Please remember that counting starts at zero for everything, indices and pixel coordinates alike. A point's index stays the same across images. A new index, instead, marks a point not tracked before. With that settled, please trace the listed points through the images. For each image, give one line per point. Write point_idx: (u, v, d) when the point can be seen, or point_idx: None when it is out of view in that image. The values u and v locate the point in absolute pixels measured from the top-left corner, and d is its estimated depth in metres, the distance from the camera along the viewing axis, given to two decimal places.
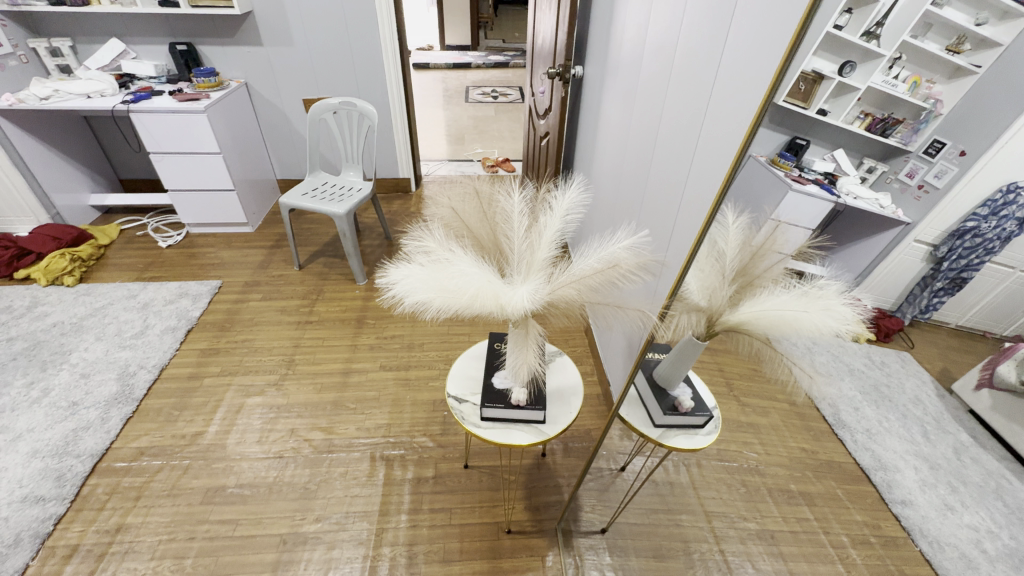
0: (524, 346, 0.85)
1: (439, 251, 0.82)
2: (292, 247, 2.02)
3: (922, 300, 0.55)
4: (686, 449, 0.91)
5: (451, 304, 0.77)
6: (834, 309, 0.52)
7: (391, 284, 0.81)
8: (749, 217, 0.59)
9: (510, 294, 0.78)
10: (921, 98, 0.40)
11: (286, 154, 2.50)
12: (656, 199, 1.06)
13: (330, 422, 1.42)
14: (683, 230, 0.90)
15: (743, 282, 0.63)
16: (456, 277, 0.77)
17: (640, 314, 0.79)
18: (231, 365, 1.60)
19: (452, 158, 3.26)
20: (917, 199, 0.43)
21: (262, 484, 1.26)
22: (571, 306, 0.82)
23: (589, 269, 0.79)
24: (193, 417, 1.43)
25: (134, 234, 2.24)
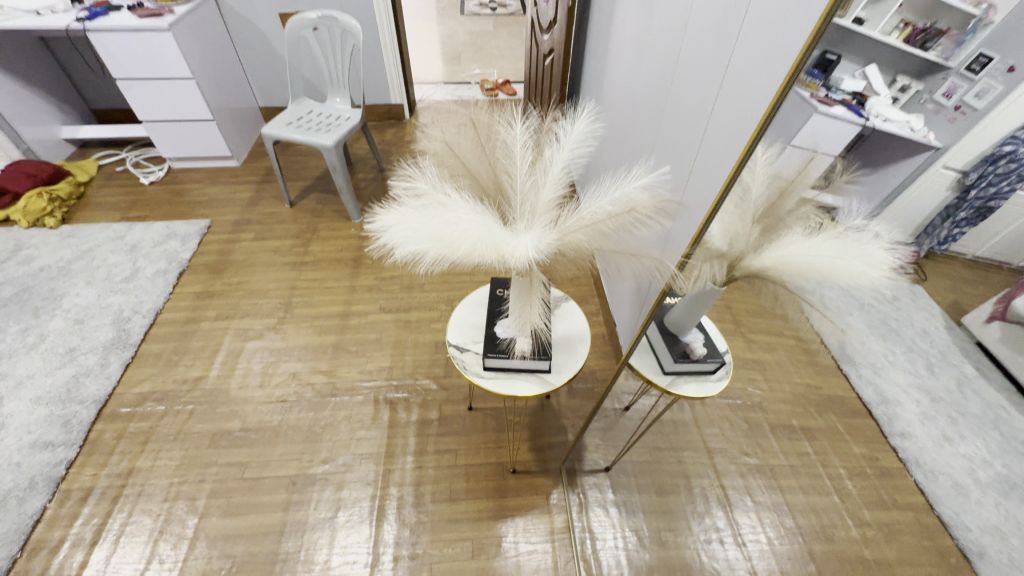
0: (529, 300, 0.79)
1: (431, 193, 0.73)
2: (281, 183, 1.90)
3: (941, 231, 0.44)
4: (694, 396, 0.91)
5: (446, 257, 0.69)
6: (871, 253, 0.46)
7: (379, 233, 0.73)
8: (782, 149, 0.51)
9: (511, 244, 0.70)
10: (973, 2, 0.29)
11: (267, 78, 2.29)
12: (677, 128, 0.94)
13: (332, 365, 1.41)
14: (708, 164, 0.80)
15: (768, 223, 0.55)
16: (451, 226, 0.68)
17: (656, 264, 0.71)
18: (228, 309, 1.56)
19: (448, 79, 3.01)
20: (952, 121, 0.34)
21: (268, 427, 1.27)
22: (580, 253, 0.74)
23: (600, 212, 0.71)
24: (194, 362, 1.41)
25: (114, 170, 2.12)
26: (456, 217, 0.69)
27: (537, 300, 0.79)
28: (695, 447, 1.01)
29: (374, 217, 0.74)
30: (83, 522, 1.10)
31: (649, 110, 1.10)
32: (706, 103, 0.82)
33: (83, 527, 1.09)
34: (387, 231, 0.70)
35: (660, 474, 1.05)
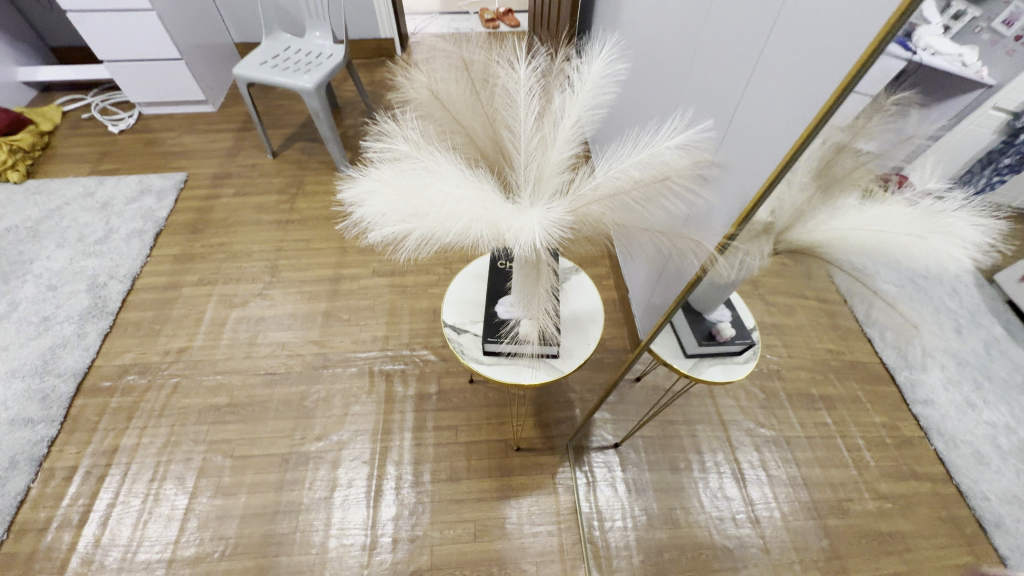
0: (536, 288, 0.67)
1: (414, 159, 0.59)
2: (261, 131, 1.73)
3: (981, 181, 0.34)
4: (718, 382, 0.83)
5: (434, 242, 0.57)
6: (958, 232, 0.36)
7: (352, 207, 0.60)
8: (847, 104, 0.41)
9: (513, 224, 0.58)
10: None
11: (241, 9, 2.05)
12: (717, 65, 0.77)
13: (323, 334, 1.31)
14: (757, 112, 0.65)
15: (821, 183, 0.45)
16: (440, 204, 0.56)
17: (692, 245, 0.58)
18: (211, 273, 1.45)
19: (444, 9, 2.71)
20: (1011, 54, 0.29)
21: (257, 403, 1.20)
22: (596, 232, 0.62)
23: (624, 180, 0.57)
24: (176, 332, 1.32)
25: (80, 117, 1.94)
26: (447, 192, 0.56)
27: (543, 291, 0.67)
28: (709, 420, 0.95)
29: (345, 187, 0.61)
30: (69, 503, 1.06)
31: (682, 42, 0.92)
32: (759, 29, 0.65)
33: (69, 507, 1.05)
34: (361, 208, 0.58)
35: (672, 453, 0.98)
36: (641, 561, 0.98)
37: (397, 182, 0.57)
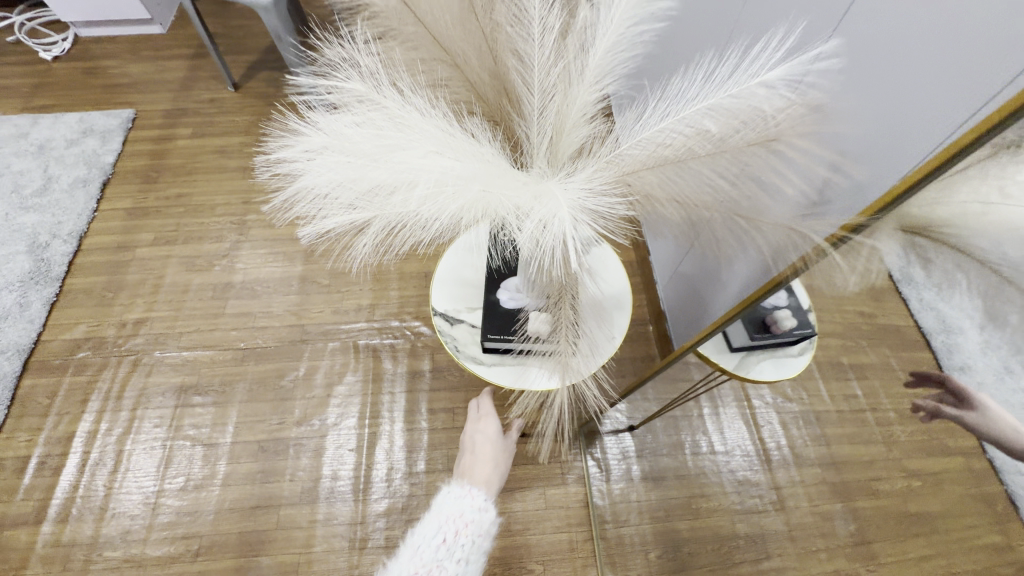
0: (564, 295, 0.51)
1: (366, 106, 0.40)
2: (216, 56, 1.46)
3: None
4: (769, 382, 0.64)
5: (408, 236, 0.40)
6: None
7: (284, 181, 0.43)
8: None
9: (527, 211, 0.40)
10: None
11: None
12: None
13: (300, 303, 1.15)
14: (885, 16, 0.44)
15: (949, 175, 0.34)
16: (414, 183, 0.38)
17: (790, 234, 0.47)
18: (168, 231, 1.26)
19: None
20: None
21: (228, 383, 1.06)
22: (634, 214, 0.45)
23: (694, 137, 0.39)
24: (132, 301, 1.16)
25: (6, 41, 1.65)
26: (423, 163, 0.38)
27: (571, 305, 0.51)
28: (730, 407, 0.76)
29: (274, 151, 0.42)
30: (23, 497, 0.95)
31: None
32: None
33: (24, 502, 0.95)
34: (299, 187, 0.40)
35: (687, 443, 0.85)
36: (658, 559, 0.89)
37: (348, 146, 0.38)
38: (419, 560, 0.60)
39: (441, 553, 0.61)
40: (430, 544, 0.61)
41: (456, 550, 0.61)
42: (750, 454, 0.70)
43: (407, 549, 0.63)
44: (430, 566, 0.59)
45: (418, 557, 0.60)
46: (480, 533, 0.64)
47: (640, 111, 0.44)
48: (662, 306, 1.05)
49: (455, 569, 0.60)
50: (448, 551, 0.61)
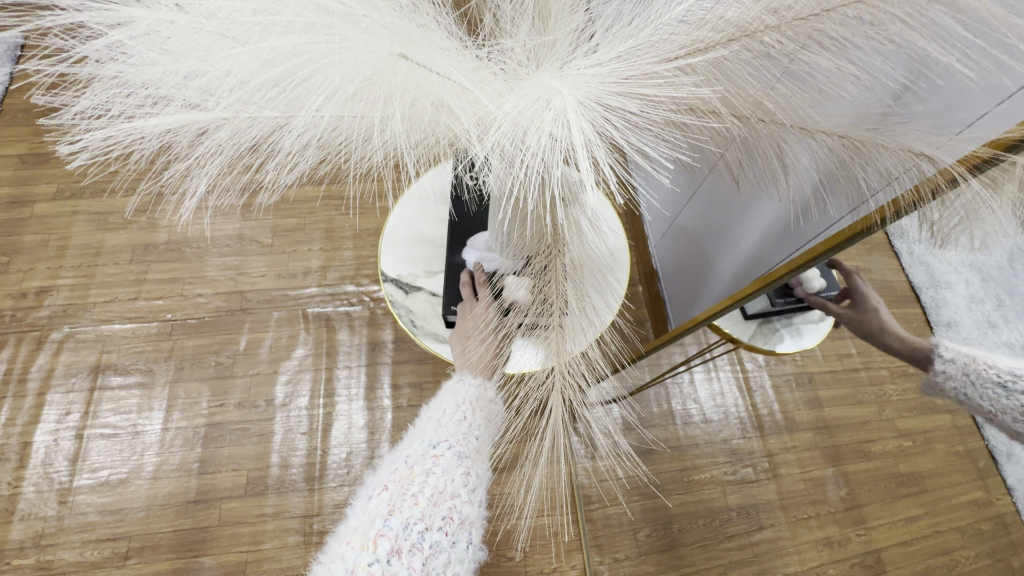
0: (554, 255, 0.38)
1: None
2: None
3: None
4: (767, 353, 0.56)
5: (284, 142, 0.32)
6: None
7: (95, 72, 0.30)
8: None
9: (480, 108, 0.32)
10: None
11: None
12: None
13: (238, 268, 0.99)
14: None
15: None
16: (296, 54, 0.29)
17: (895, 159, 0.32)
18: (73, 182, 1.05)
19: None
20: None
21: (153, 361, 0.91)
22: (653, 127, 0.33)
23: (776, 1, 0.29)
24: (33, 266, 0.98)
25: None
26: (299, 27, 0.29)
27: (565, 272, 0.38)
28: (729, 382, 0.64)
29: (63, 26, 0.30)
30: None
31: None
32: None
33: None
34: (114, 72, 0.29)
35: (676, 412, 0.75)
36: (648, 539, 0.81)
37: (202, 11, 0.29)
38: (444, 431, 0.55)
39: (463, 426, 0.55)
40: (451, 418, 0.56)
41: (478, 428, 0.55)
42: (740, 420, 0.61)
43: (428, 417, 0.58)
44: (456, 436, 0.55)
45: (442, 428, 0.56)
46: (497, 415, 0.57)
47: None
48: (654, 266, 0.94)
49: (479, 442, 0.55)
50: (469, 427, 0.55)
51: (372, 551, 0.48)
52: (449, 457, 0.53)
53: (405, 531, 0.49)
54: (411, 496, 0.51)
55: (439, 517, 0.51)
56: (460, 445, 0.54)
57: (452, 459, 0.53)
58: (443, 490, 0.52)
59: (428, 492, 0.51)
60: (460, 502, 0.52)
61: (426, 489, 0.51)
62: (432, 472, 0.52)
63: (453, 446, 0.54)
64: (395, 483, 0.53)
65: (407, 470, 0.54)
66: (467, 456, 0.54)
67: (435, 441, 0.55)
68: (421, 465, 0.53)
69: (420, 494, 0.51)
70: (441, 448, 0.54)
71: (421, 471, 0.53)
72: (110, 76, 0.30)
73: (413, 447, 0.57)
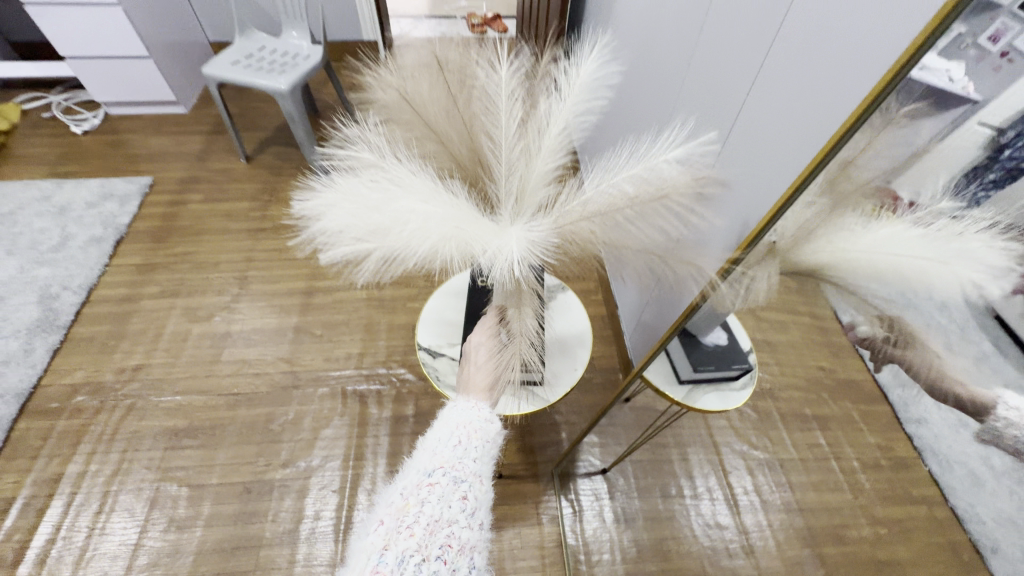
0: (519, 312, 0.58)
1: (376, 170, 0.53)
2: (232, 135, 1.63)
3: (970, 193, 0.31)
4: (718, 411, 0.74)
5: (392, 267, 0.51)
6: (961, 251, 0.31)
7: (305, 222, 0.54)
8: (915, 106, 0.33)
9: (488, 242, 0.54)
10: None
11: (214, 7, 1.96)
12: (723, 50, 0.67)
13: (294, 351, 1.23)
14: (758, 135, 0.58)
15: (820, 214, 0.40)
16: (406, 225, 0.50)
17: (693, 270, 0.52)
18: (173, 285, 1.35)
19: (433, 13, 2.68)
20: (999, 71, 0.28)
21: (217, 426, 1.11)
22: (586, 253, 0.56)
23: (617, 196, 0.52)
24: (131, 348, 1.23)
25: (41, 117, 1.82)
26: (409, 211, 0.50)
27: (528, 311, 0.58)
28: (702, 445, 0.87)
29: (296, 201, 0.54)
30: (5, 538, 0.97)
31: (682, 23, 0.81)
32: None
33: (4, 543, 0.96)
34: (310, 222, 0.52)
35: (659, 482, 0.95)
36: None
37: (356, 197, 0.50)
38: (440, 459, 0.57)
39: (458, 453, 0.57)
40: (445, 446, 0.58)
41: (473, 451, 0.58)
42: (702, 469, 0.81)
43: (422, 452, 0.59)
44: (450, 463, 0.56)
45: (437, 457, 0.57)
46: (492, 440, 0.61)
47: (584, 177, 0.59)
48: (630, 356, 1.15)
49: (474, 467, 0.57)
50: (464, 452, 0.58)
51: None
52: (445, 483, 0.54)
53: (401, 563, 0.47)
54: (406, 528, 0.50)
55: (437, 545, 0.49)
56: (455, 470, 0.55)
57: (448, 484, 0.54)
58: (439, 517, 0.51)
59: (424, 520, 0.50)
60: (458, 527, 0.51)
61: (422, 518, 0.51)
62: (427, 500, 0.52)
63: (448, 472, 0.55)
64: (391, 516, 0.53)
65: (403, 501, 0.53)
66: (464, 481, 0.55)
67: (430, 470, 0.56)
68: (417, 494, 0.53)
69: (416, 524, 0.50)
70: (436, 475, 0.55)
71: (416, 501, 0.52)
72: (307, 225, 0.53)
73: (407, 481, 0.56)
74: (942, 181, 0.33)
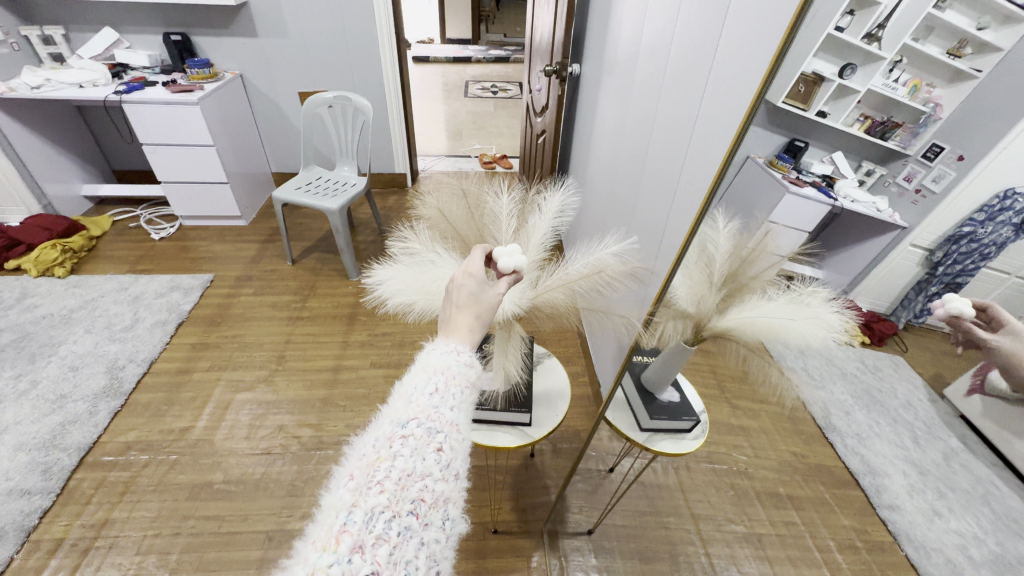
0: (506, 350, 0.80)
1: (423, 253, 0.81)
2: (286, 243, 2.00)
3: (917, 303, 0.54)
4: (672, 454, 0.88)
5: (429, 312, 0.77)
6: (823, 315, 0.55)
7: (375, 285, 0.82)
8: (741, 223, 0.54)
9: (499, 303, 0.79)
10: (922, 102, 0.37)
11: (280, 147, 2.48)
12: (654, 190, 1.00)
13: (320, 419, 1.42)
14: (669, 242, 0.88)
15: (732, 288, 0.61)
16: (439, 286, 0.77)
17: (626, 322, 0.76)
18: (222, 360, 1.59)
19: (450, 153, 3.28)
20: (915, 202, 0.41)
21: (249, 480, 1.26)
22: (558, 310, 0.80)
23: (574, 275, 0.78)
24: (181, 413, 1.42)
25: (126, 225, 2.22)
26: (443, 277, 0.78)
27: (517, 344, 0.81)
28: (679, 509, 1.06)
29: (369, 273, 0.83)
30: None
31: (628, 180, 1.17)
32: (674, 168, 0.91)
33: None
34: (379, 283, 0.80)
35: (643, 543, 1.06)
36: None
37: (415, 268, 0.79)
38: (415, 409, 0.46)
39: (435, 401, 0.47)
40: (420, 393, 0.48)
41: (452, 399, 0.48)
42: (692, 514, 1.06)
43: (393, 401, 0.49)
44: (426, 412, 0.46)
45: (411, 405, 0.47)
46: (472, 385, 0.52)
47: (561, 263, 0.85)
48: None
49: (453, 416, 0.47)
50: (442, 399, 0.48)
51: (331, 551, 0.37)
52: (420, 435, 0.44)
53: (369, 522, 0.38)
54: (375, 484, 0.40)
55: (409, 501, 0.40)
56: (430, 420, 0.45)
57: (423, 436, 0.44)
58: (412, 471, 0.42)
59: (396, 475, 0.41)
60: (432, 482, 0.42)
61: (393, 472, 0.41)
62: (400, 453, 0.42)
63: (423, 423, 0.45)
64: (358, 472, 0.42)
65: (372, 455, 0.43)
66: (440, 432, 0.45)
67: (403, 420, 0.45)
68: (388, 448, 0.43)
69: (386, 479, 0.41)
70: (410, 426, 0.44)
71: (388, 454, 0.42)
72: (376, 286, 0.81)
73: (377, 431, 0.46)
74: (896, 298, 0.56)
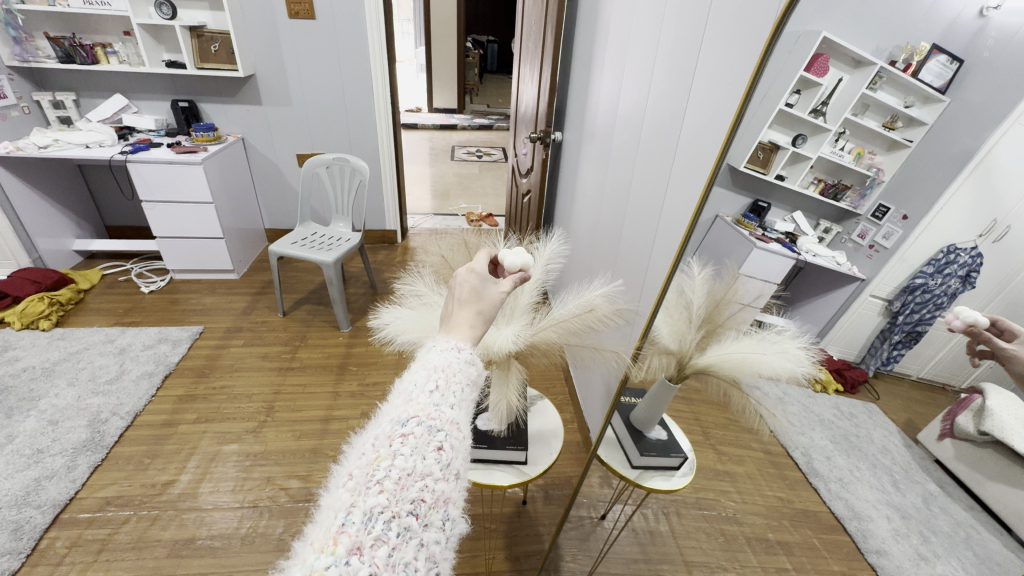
0: (506, 384, 0.87)
1: (429, 295, 0.88)
2: (278, 295, 2.04)
3: (883, 350, 0.46)
4: (663, 492, 0.87)
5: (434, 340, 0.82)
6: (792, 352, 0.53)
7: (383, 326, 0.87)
8: (713, 269, 0.63)
9: (494, 339, 0.84)
10: (865, 167, 0.40)
11: (275, 204, 2.58)
12: (636, 239, 1.10)
13: (309, 470, 1.41)
14: (650, 285, 0.99)
15: (710, 329, 0.67)
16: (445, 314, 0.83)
17: (615, 357, 0.82)
18: (209, 412, 1.58)
19: (437, 212, 3.44)
20: (870, 258, 0.41)
21: (235, 535, 1.23)
22: (551, 347, 0.87)
23: (566, 315, 0.86)
24: (165, 465, 1.39)
25: (116, 279, 2.23)
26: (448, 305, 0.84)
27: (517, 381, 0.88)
28: None
29: (380, 313, 0.89)
30: None
31: (610, 232, 1.30)
32: (651, 219, 1.02)
33: None
34: (389, 319, 0.85)
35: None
36: None
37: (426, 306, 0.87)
38: (417, 409, 0.49)
39: (435, 399, 0.50)
40: (421, 391, 0.51)
41: (451, 397, 0.51)
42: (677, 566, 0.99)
43: (393, 400, 0.51)
44: (427, 411, 0.48)
45: (412, 404, 0.49)
46: (471, 383, 0.55)
47: (553, 305, 0.93)
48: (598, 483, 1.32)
49: (453, 415, 0.50)
50: (442, 397, 0.51)
51: (329, 552, 0.37)
52: (420, 433, 0.46)
53: (368, 523, 0.39)
54: (375, 483, 0.42)
55: (408, 500, 0.41)
56: (431, 419, 0.48)
57: (424, 435, 0.46)
58: (412, 470, 0.43)
59: (396, 475, 0.42)
60: (432, 481, 0.43)
61: (393, 471, 0.42)
62: (400, 452, 0.44)
63: (424, 421, 0.47)
64: (359, 471, 0.44)
65: (372, 454, 0.44)
66: (440, 430, 0.47)
67: (404, 419, 0.47)
68: (388, 446, 0.45)
69: (386, 479, 0.42)
70: (410, 425, 0.46)
71: (389, 453, 0.44)
72: (387, 322, 0.86)
73: (376, 430, 0.48)
74: (864, 344, 0.49)
